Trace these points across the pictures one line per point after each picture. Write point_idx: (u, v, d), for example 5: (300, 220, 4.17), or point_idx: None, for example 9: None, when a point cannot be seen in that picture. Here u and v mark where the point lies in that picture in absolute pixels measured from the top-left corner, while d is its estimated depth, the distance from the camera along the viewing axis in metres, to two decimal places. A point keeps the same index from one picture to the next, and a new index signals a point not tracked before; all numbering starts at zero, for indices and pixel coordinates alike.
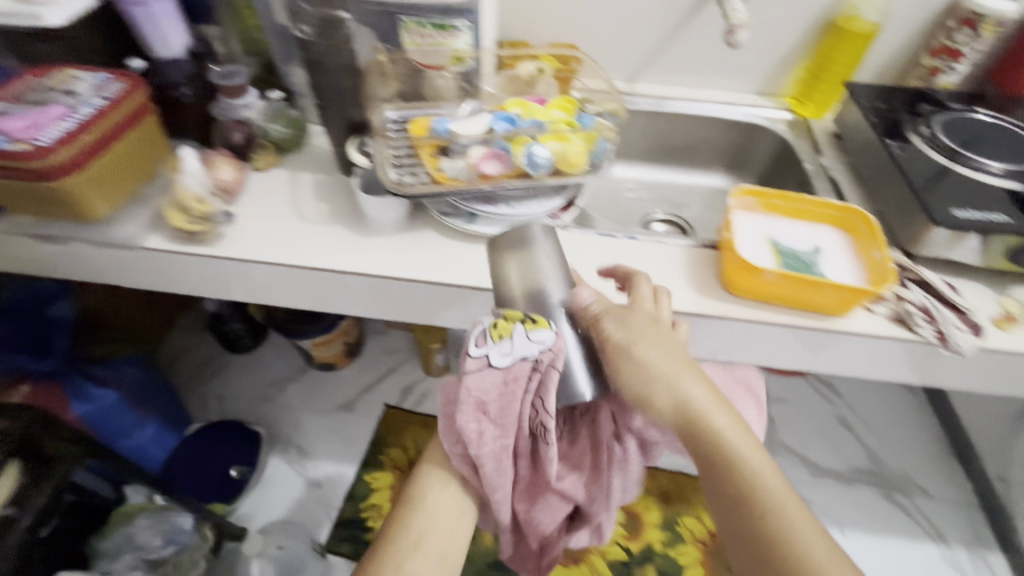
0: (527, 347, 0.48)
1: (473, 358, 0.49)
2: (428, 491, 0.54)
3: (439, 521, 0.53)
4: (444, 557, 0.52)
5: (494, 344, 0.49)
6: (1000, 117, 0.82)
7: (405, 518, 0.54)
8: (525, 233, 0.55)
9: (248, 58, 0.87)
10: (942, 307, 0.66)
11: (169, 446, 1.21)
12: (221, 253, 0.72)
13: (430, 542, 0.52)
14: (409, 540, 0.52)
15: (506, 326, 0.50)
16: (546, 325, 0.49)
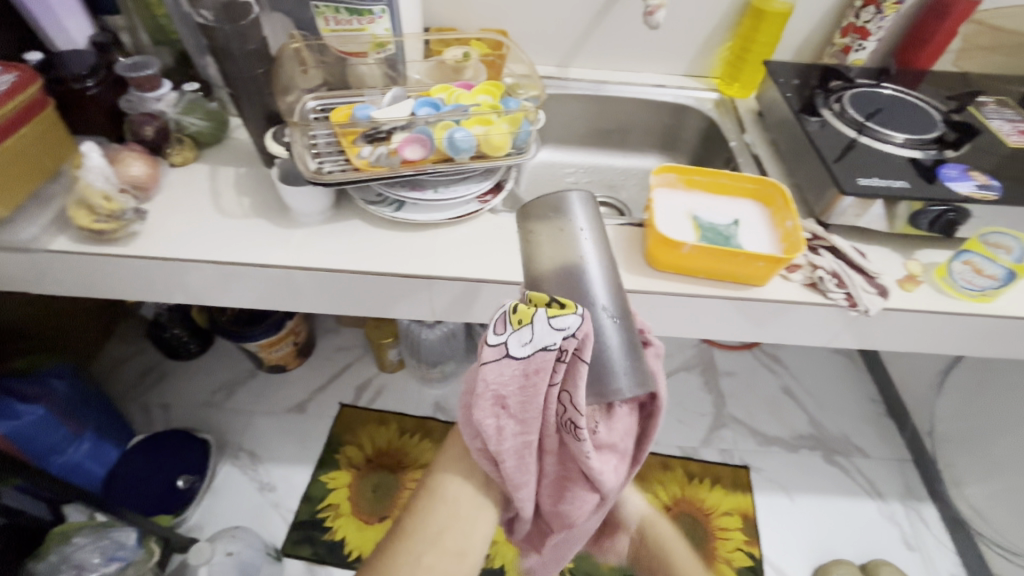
0: (549, 337, 0.38)
1: (491, 346, 0.41)
2: (443, 481, 0.48)
3: (458, 516, 0.46)
4: (466, 554, 0.45)
5: (513, 331, 0.40)
6: (903, 91, 0.87)
7: (420, 511, 0.47)
8: (563, 200, 0.42)
9: (160, 49, 0.83)
10: (850, 272, 0.70)
11: (108, 462, 1.15)
12: (136, 253, 0.69)
13: (448, 539, 0.45)
14: (427, 533, 0.45)
15: (527, 311, 0.40)
16: (574, 309, 0.38)
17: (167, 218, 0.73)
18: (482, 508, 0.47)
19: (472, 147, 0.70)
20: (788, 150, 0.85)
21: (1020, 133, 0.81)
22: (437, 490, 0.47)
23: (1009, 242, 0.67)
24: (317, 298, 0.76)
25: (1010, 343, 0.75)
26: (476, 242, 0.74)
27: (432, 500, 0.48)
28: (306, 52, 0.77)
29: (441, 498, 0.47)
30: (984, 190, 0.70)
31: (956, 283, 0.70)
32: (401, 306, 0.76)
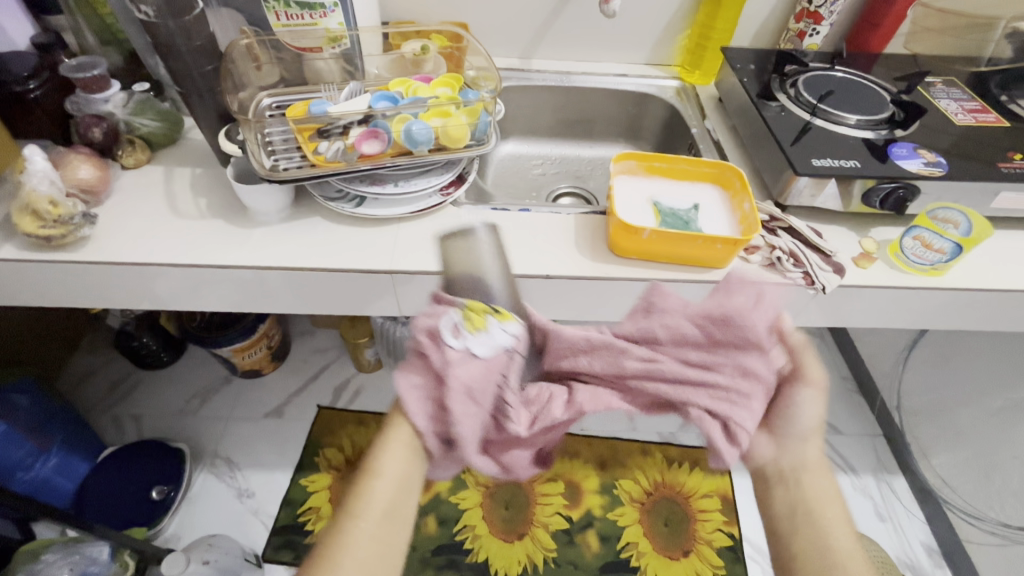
0: (504, 337, 0.52)
1: (455, 351, 0.49)
2: (382, 460, 0.51)
3: (401, 484, 0.51)
4: (386, 523, 0.50)
5: (472, 335, 0.50)
6: (854, 74, 0.89)
7: (363, 487, 0.51)
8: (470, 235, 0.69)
9: (108, 50, 0.81)
10: (807, 251, 0.71)
11: (78, 476, 1.12)
12: (88, 258, 0.68)
13: (397, 508, 0.51)
14: (376, 509, 0.50)
15: (479, 319, 0.52)
16: (512, 318, 0.54)
17: (121, 223, 0.71)
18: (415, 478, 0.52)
19: (431, 139, 0.70)
20: (747, 134, 0.86)
21: (966, 112, 0.84)
22: (377, 469, 0.51)
23: (957, 217, 0.69)
24: (281, 297, 0.75)
25: (966, 314, 0.77)
26: (439, 235, 0.73)
27: (376, 478, 0.51)
28: (258, 49, 0.76)
29: (377, 475, 0.51)
30: (931, 167, 0.73)
31: (908, 258, 0.72)
32: (367, 302, 0.75)
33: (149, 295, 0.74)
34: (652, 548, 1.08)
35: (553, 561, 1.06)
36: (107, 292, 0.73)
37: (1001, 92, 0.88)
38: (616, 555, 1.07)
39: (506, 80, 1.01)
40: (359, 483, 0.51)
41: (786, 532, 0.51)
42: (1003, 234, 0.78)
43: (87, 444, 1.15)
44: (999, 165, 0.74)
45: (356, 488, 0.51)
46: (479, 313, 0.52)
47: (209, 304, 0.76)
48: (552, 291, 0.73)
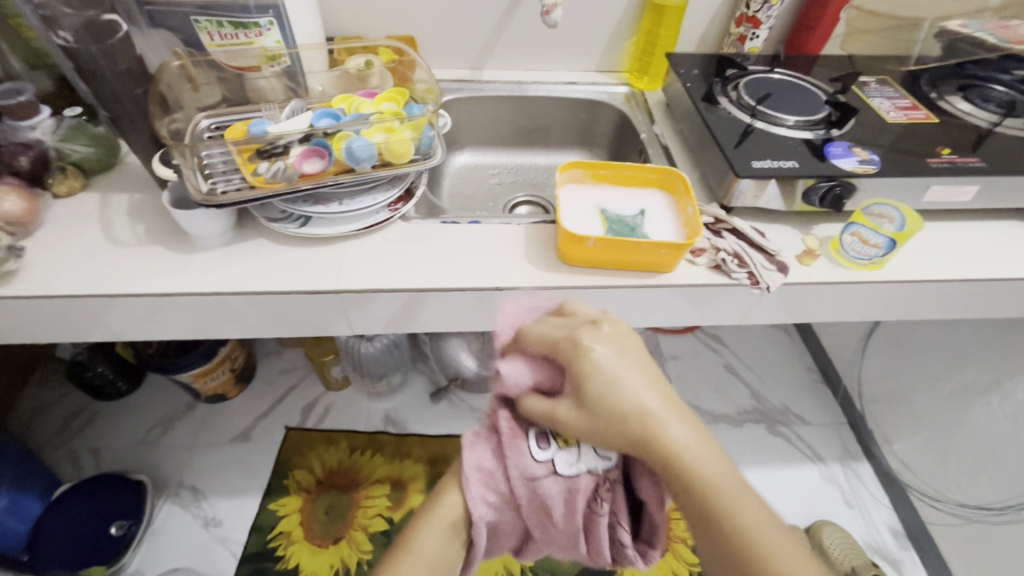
0: (593, 459, 0.53)
1: (540, 462, 0.52)
2: (420, 537, 0.55)
3: (431, 563, 0.54)
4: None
5: (560, 450, 0.52)
6: (792, 76, 0.92)
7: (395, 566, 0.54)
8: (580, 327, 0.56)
9: (35, 74, 0.78)
10: (751, 251, 0.73)
11: (31, 517, 1.07)
12: (16, 292, 0.65)
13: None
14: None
15: (570, 434, 0.53)
16: (606, 438, 0.54)
17: (55, 255, 0.68)
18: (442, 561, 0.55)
19: (372, 156, 0.70)
20: (693, 139, 0.87)
21: (898, 109, 0.87)
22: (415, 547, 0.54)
23: (891, 212, 0.72)
24: (228, 321, 0.73)
25: (909, 304, 0.79)
26: (388, 251, 0.73)
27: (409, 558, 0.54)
28: (193, 69, 0.74)
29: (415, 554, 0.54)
30: (866, 165, 0.75)
31: (848, 254, 0.75)
32: (319, 322, 0.74)
33: (89, 326, 0.71)
34: None
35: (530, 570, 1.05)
36: (43, 325, 0.70)
37: (931, 89, 0.92)
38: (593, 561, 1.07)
39: (456, 91, 1.01)
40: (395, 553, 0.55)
41: (721, 542, 0.44)
42: (937, 226, 0.81)
43: (39, 481, 1.09)
44: (929, 160, 0.77)
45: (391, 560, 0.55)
46: (571, 426, 0.53)
47: (153, 332, 0.74)
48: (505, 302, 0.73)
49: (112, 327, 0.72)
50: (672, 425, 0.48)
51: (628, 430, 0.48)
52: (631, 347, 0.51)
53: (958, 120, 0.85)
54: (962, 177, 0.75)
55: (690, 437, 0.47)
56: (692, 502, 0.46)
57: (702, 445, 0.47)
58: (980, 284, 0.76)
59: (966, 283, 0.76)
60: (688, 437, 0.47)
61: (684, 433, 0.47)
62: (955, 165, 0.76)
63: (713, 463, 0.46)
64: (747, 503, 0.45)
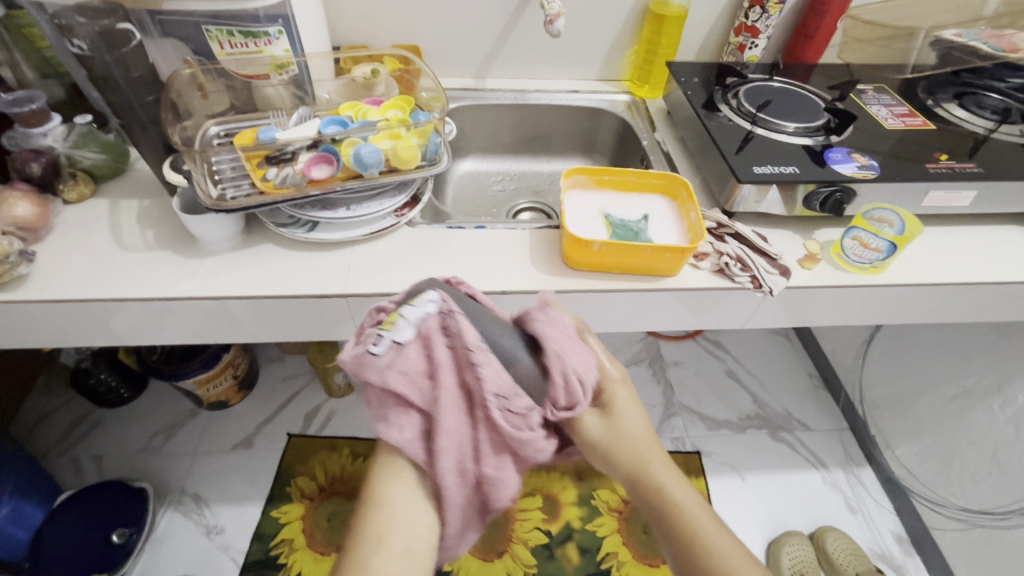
0: (416, 313, 0.55)
1: (382, 355, 0.53)
2: (385, 492, 0.55)
3: (400, 520, 0.54)
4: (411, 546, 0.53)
5: (388, 333, 0.54)
6: (791, 83, 0.94)
7: (366, 522, 0.55)
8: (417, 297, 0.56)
9: (46, 83, 0.79)
10: (754, 255, 0.74)
11: (32, 525, 1.06)
12: (25, 297, 0.65)
13: (393, 541, 0.53)
14: (372, 542, 0.53)
15: (392, 316, 0.55)
16: (422, 293, 0.56)
17: (65, 260, 0.69)
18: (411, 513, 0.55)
19: (380, 161, 0.70)
20: (694, 145, 0.88)
21: (896, 116, 0.88)
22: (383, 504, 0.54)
23: (891, 216, 0.74)
24: (238, 325, 0.74)
25: (911, 308, 0.80)
26: (394, 255, 0.74)
27: (375, 509, 0.55)
28: (203, 77, 0.75)
29: (385, 512, 0.54)
30: (865, 170, 0.76)
31: (849, 258, 0.75)
32: (325, 326, 0.75)
33: (100, 331, 0.72)
34: (631, 557, 1.08)
35: None
36: (54, 329, 0.71)
37: (928, 96, 0.94)
38: (597, 567, 1.07)
39: (459, 99, 1.02)
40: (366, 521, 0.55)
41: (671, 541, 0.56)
42: (936, 231, 0.83)
43: (41, 488, 1.08)
44: (927, 166, 0.78)
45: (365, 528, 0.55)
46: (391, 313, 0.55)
47: (162, 337, 0.75)
48: (509, 306, 0.74)
49: (123, 332, 0.73)
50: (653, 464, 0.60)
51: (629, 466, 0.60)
52: (630, 405, 0.63)
53: (955, 127, 0.86)
54: (961, 183, 0.76)
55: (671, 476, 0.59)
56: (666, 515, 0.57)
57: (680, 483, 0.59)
58: (981, 288, 0.77)
59: (967, 286, 0.76)
60: (668, 475, 0.59)
61: (667, 476, 0.59)
62: (953, 171, 0.77)
63: (677, 485, 0.59)
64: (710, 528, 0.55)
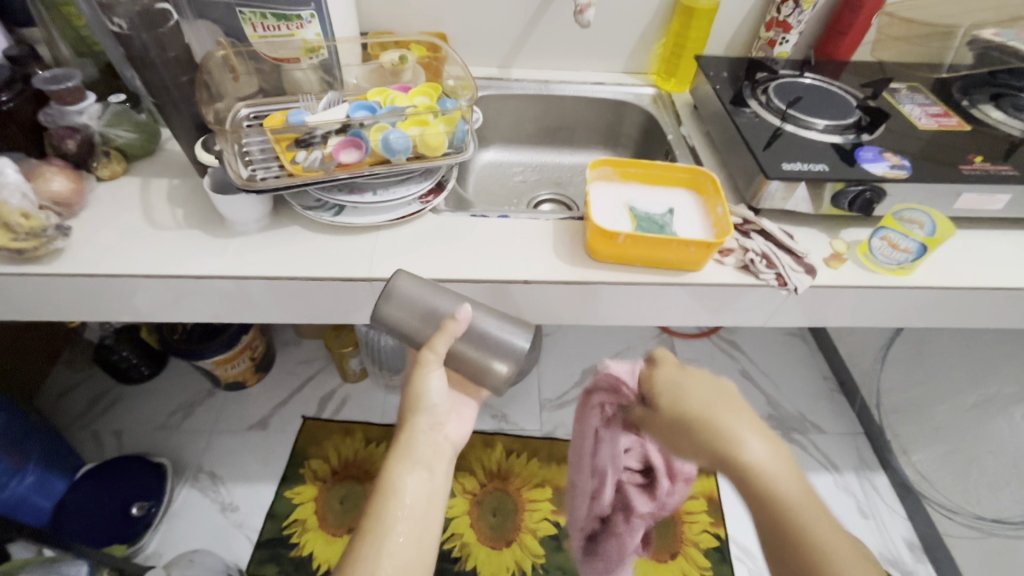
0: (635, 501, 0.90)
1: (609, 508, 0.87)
2: (398, 479, 0.56)
3: (409, 502, 0.55)
4: (416, 539, 0.55)
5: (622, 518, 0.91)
6: (822, 80, 0.93)
7: (376, 505, 0.55)
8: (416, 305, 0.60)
9: (81, 62, 0.81)
10: (780, 253, 0.73)
11: (56, 494, 1.09)
12: (59, 270, 0.67)
13: (406, 526, 0.55)
14: (382, 524, 0.54)
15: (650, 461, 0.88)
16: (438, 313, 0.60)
17: (97, 236, 0.71)
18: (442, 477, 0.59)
19: (408, 148, 0.71)
20: (721, 141, 0.87)
21: (929, 116, 0.87)
22: (412, 449, 0.58)
23: (921, 217, 0.73)
24: (261, 306, 0.75)
25: (936, 312, 0.79)
26: (418, 241, 0.74)
27: (389, 496, 0.55)
28: (235, 59, 0.77)
29: (398, 497, 0.55)
30: (897, 170, 0.75)
31: (877, 258, 0.75)
32: (347, 311, 0.76)
33: (127, 306, 0.73)
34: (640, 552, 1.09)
35: (542, 567, 1.06)
36: (84, 303, 0.72)
37: (963, 97, 0.92)
38: None
39: (485, 88, 1.02)
40: (410, 413, 0.60)
41: (779, 534, 0.47)
42: (966, 234, 0.81)
43: (64, 459, 1.11)
44: (960, 167, 0.77)
45: (376, 514, 0.55)
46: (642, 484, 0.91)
47: (188, 314, 0.76)
48: (530, 296, 0.74)
49: (150, 309, 0.75)
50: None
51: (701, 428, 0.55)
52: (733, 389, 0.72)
53: (990, 128, 0.85)
54: (995, 185, 0.75)
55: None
56: (778, 522, 0.47)
57: (780, 460, 0.51)
58: (1010, 293, 0.76)
59: (996, 291, 0.75)
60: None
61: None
62: (987, 173, 0.76)
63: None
64: (802, 499, 0.47)
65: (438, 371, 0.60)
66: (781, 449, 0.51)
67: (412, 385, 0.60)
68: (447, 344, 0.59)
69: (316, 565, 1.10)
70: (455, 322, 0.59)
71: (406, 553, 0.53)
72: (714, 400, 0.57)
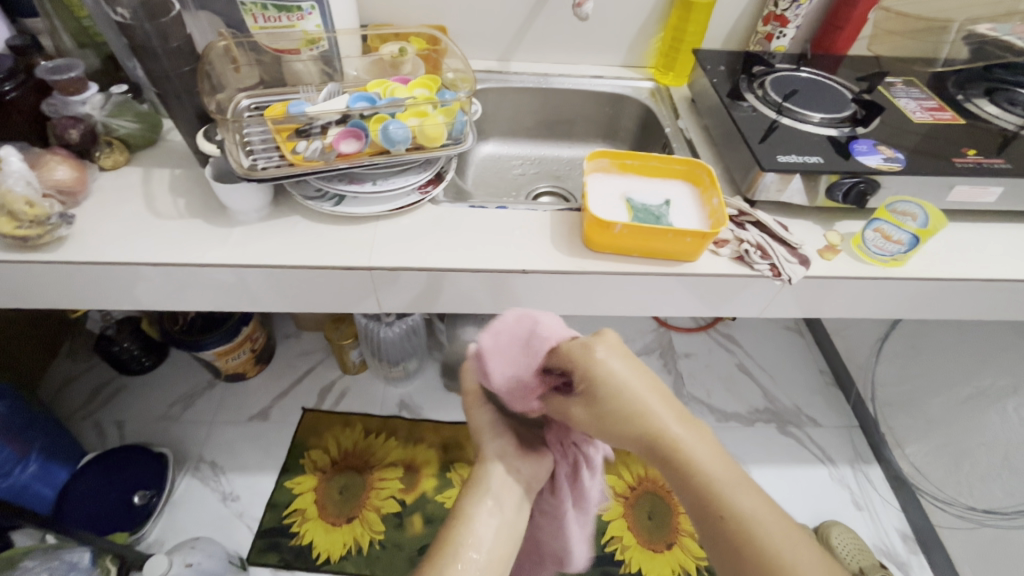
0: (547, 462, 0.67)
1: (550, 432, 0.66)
2: (467, 507, 0.61)
3: (477, 524, 0.58)
4: (484, 568, 0.55)
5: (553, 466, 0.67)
6: (818, 74, 0.93)
7: (449, 533, 0.58)
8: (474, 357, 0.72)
9: (83, 53, 0.82)
10: (775, 244, 0.74)
11: (58, 483, 1.10)
12: (63, 258, 0.68)
13: (467, 548, 0.56)
14: (446, 548, 0.56)
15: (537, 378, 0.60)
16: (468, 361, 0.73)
17: (101, 225, 0.72)
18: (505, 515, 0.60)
19: (408, 139, 0.72)
20: (718, 134, 0.88)
21: (924, 110, 0.87)
22: (484, 483, 0.63)
23: (914, 209, 0.74)
24: (261, 296, 0.76)
25: (929, 303, 0.80)
26: (418, 232, 0.75)
27: (462, 524, 0.58)
28: (236, 50, 0.78)
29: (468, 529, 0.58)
30: (890, 162, 0.76)
31: (870, 249, 0.75)
32: (347, 301, 0.77)
33: (130, 295, 0.74)
34: (636, 542, 1.10)
35: None
36: (87, 292, 0.73)
37: (958, 92, 0.92)
38: (602, 550, 1.09)
39: (485, 81, 1.03)
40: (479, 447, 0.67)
41: (704, 521, 0.49)
42: (959, 227, 0.82)
43: (66, 448, 1.12)
44: (953, 160, 0.77)
45: (445, 537, 0.57)
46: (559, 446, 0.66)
47: (189, 303, 0.77)
48: (527, 285, 0.75)
49: (153, 298, 0.76)
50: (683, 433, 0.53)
51: (627, 417, 0.54)
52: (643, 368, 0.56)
53: (985, 123, 0.85)
54: (988, 179, 0.76)
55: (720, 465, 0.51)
56: (711, 513, 0.49)
57: (702, 447, 0.52)
58: (1001, 286, 0.77)
59: (987, 284, 0.76)
60: (700, 449, 0.52)
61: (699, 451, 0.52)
62: (980, 166, 0.76)
63: (715, 462, 0.51)
64: (742, 490, 0.49)
65: (483, 406, 0.71)
66: (696, 428, 0.54)
67: (470, 419, 0.72)
68: (472, 381, 0.73)
69: (316, 554, 1.11)
70: (465, 363, 0.73)
71: (473, 573, 0.54)
72: (648, 383, 0.55)
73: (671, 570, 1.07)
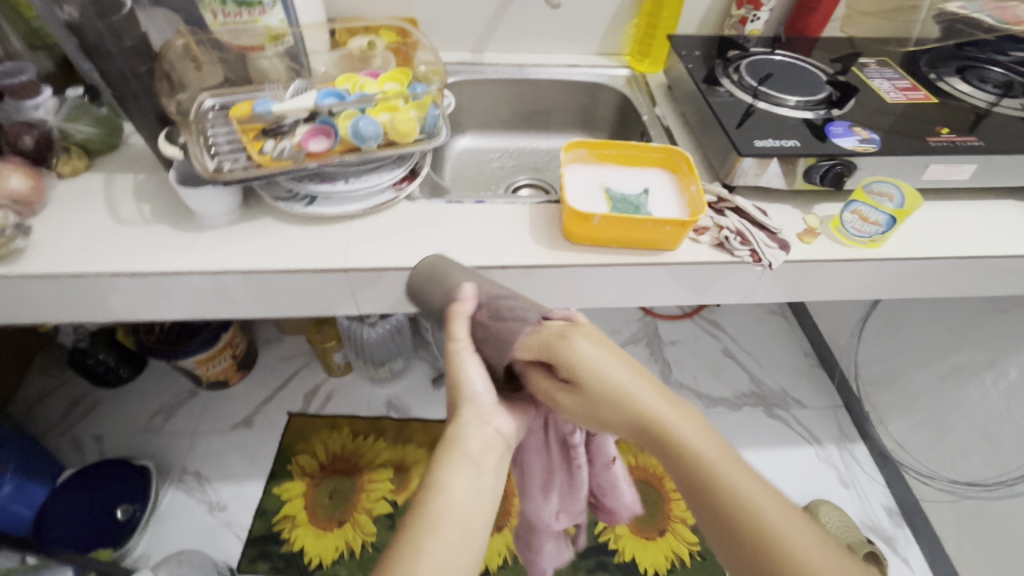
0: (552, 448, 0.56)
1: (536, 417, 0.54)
2: (441, 475, 0.44)
3: (457, 495, 0.44)
4: (468, 538, 0.42)
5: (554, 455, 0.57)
6: (792, 57, 0.93)
7: (423, 505, 0.43)
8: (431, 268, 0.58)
9: (35, 55, 0.78)
10: (754, 229, 0.74)
11: (36, 502, 1.07)
12: (21, 271, 0.65)
13: (447, 525, 0.42)
14: (424, 522, 0.42)
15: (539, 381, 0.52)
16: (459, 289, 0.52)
17: (61, 235, 0.69)
18: (492, 477, 0.46)
19: (379, 134, 0.70)
20: (695, 121, 0.87)
21: (898, 90, 0.88)
22: (461, 441, 0.46)
23: (891, 190, 0.73)
24: (236, 301, 0.74)
25: (907, 283, 0.81)
26: (394, 229, 0.73)
27: (437, 495, 0.44)
28: (196, 49, 0.76)
29: (447, 496, 0.43)
30: (866, 143, 0.76)
31: (849, 231, 0.76)
32: (325, 304, 0.75)
33: (98, 307, 0.72)
34: (629, 531, 1.10)
35: None
36: (52, 306, 0.70)
37: (930, 70, 0.93)
38: (595, 541, 1.09)
39: (457, 74, 1.01)
40: (456, 405, 0.48)
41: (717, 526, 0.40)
42: (934, 205, 0.83)
43: (44, 466, 1.09)
44: (928, 140, 0.78)
45: (418, 509, 0.43)
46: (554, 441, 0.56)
47: (162, 313, 0.75)
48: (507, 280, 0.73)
49: (122, 309, 0.73)
50: (702, 442, 0.41)
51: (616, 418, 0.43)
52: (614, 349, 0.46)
53: (957, 101, 0.86)
54: (962, 157, 0.76)
55: (746, 472, 0.41)
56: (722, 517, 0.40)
57: (703, 439, 0.42)
58: (977, 262, 0.77)
59: (963, 261, 0.77)
60: (719, 455, 0.41)
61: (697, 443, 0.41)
62: (954, 144, 0.77)
63: (715, 452, 0.41)
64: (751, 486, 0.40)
65: (475, 354, 0.50)
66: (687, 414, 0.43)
67: (451, 375, 0.50)
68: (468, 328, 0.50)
69: (308, 559, 1.09)
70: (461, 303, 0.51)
71: (453, 551, 0.41)
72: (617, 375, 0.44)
73: (664, 557, 1.08)
